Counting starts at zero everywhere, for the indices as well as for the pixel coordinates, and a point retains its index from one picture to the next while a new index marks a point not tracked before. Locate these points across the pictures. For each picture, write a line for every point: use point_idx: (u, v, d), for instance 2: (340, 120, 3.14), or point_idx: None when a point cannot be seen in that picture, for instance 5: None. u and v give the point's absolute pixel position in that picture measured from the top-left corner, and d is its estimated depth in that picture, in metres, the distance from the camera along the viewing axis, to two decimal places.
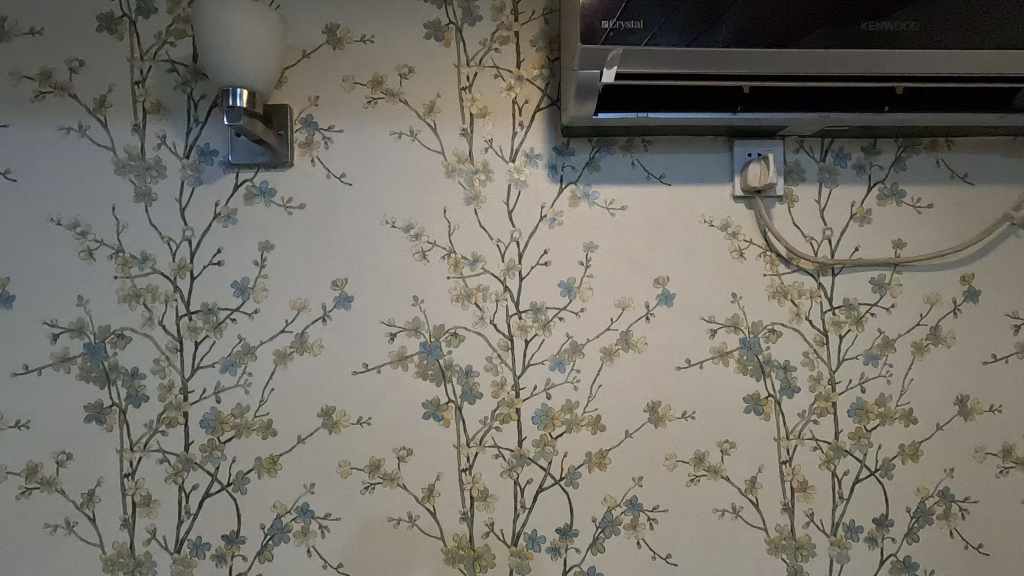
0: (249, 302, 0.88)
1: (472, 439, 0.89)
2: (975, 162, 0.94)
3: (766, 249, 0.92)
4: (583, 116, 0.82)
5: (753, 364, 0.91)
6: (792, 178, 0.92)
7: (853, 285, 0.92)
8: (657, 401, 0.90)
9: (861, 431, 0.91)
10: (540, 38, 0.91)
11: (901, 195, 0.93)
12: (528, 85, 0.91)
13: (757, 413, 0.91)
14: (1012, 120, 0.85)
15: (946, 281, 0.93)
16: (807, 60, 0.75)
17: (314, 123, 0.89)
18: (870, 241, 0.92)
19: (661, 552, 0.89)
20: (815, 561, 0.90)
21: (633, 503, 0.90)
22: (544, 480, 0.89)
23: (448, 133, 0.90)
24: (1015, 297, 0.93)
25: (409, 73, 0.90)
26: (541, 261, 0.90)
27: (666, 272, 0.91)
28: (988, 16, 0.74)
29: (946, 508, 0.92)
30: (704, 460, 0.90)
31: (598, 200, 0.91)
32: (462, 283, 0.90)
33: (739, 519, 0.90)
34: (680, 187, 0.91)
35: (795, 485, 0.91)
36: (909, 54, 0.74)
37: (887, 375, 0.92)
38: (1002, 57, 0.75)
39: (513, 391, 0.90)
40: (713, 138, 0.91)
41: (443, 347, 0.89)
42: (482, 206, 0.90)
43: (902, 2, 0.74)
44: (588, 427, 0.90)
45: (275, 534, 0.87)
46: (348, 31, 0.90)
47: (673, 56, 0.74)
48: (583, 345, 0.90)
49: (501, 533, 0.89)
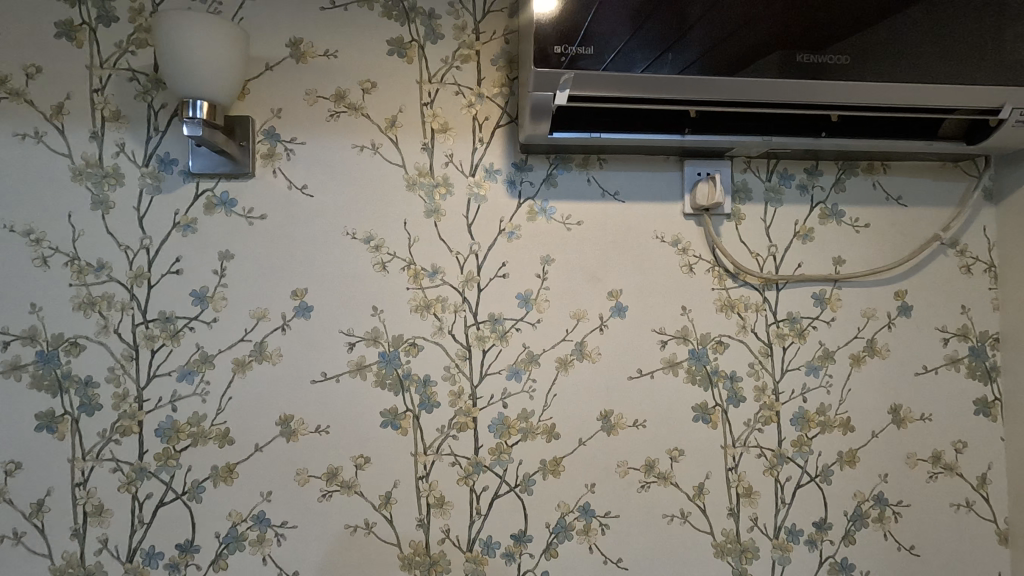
0: (208, 310, 0.89)
1: (429, 447, 0.91)
2: (908, 185, 1.00)
3: (714, 264, 0.96)
4: (538, 135, 0.85)
5: (701, 374, 0.95)
6: (739, 197, 0.97)
7: (796, 299, 0.97)
8: (609, 410, 0.93)
9: (803, 438, 0.96)
10: (500, 58, 0.94)
11: (841, 214, 0.98)
12: (488, 103, 0.94)
13: (704, 421, 0.95)
14: (938, 147, 0.91)
15: (881, 296, 0.98)
16: (747, 88, 0.80)
17: (276, 134, 0.91)
18: (812, 258, 0.97)
19: (612, 556, 0.92)
20: (758, 563, 0.94)
21: (586, 509, 0.92)
22: (499, 487, 0.91)
23: (409, 147, 0.92)
24: (945, 312, 0.99)
25: (372, 88, 0.92)
26: (499, 273, 0.93)
27: (619, 285, 0.94)
28: (914, 51, 0.80)
29: (880, 511, 0.97)
30: (654, 467, 0.93)
31: (554, 215, 0.94)
32: (422, 293, 0.92)
33: (687, 524, 0.94)
34: (634, 204, 0.95)
35: (740, 490, 0.95)
36: (842, 85, 0.80)
37: (827, 385, 0.97)
38: (925, 90, 0.81)
39: (470, 400, 0.92)
40: (666, 158, 0.95)
41: (401, 356, 0.91)
42: (442, 219, 0.93)
43: (834, 37, 0.79)
44: (543, 435, 0.92)
45: (230, 543, 0.87)
46: (311, 45, 0.91)
47: (622, 80, 0.78)
48: (539, 355, 0.93)
49: (457, 540, 0.90)
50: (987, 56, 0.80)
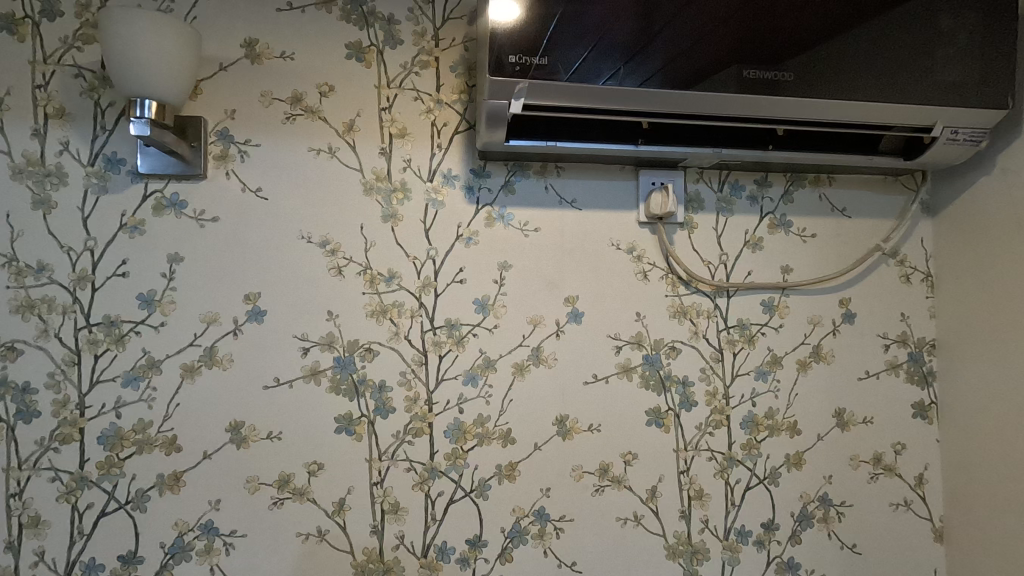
0: (156, 314, 0.87)
1: (384, 453, 0.90)
2: (852, 197, 1.04)
3: (668, 271, 0.98)
4: (495, 142, 0.86)
5: (655, 379, 0.97)
6: (692, 207, 0.99)
7: (746, 306, 1.00)
8: (565, 414, 0.94)
9: (752, 441, 0.99)
10: (459, 65, 0.94)
11: (789, 224, 1.02)
12: (446, 109, 0.94)
13: (657, 425, 0.96)
14: (879, 162, 0.96)
15: (827, 303, 1.02)
16: (696, 101, 0.82)
17: (230, 135, 0.89)
18: (761, 267, 1.01)
19: (567, 560, 0.93)
20: (708, 564, 0.96)
21: (541, 513, 0.93)
22: (454, 493, 0.91)
23: (367, 151, 0.92)
24: (886, 319, 1.03)
25: (329, 92, 0.92)
26: (456, 278, 0.93)
27: (576, 291, 0.96)
28: (853, 70, 0.84)
29: (825, 512, 1.00)
30: (608, 471, 0.95)
31: (512, 221, 0.95)
32: (378, 299, 0.92)
33: (640, 527, 0.95)
34: (591, 212, 0.97)
35: (692, 493, 0.97)
36: (785, 101, 0.83)
37: (775, 390, 1.00)
38: (864, 107, 0.84)
39: (426, 406, 0.92)
40: (622, 167, 0.97)
41: (357, 361, 0.91)
42: (399, 224, 0.93)
43: (779, 54, 0.82)
44: (499, 440, 0.93)
45: (176, 553, 0.85)
46: (267, 46, 0.90)
47: (576, 91, 0.79)
48: (496, 360, 0.93)
49: (412, 546, 0.90)
50: (921, 78, 0.85)
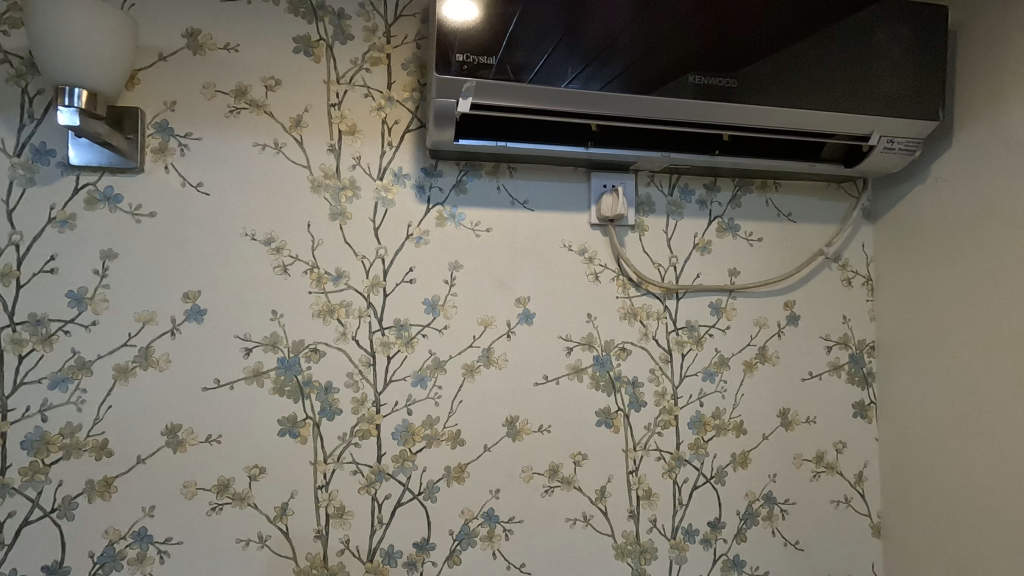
0: (87, 312, 0.83)
1: (330, 456, 0.89)
2: (797, 203, 1.07)
3: (619, 273, 0.99)
4: (444, 141, 0.85)
5: (605, 380, 0.98)
6: (643, 210, 1.01)
7: (695, 308, 1.02)
8: (515, 415, 0.94)
9: (700, 441, 1.00)
10: (411, 62, 0.93)
11: (736, 228, 1.04)
12: (398, 107, 0.93)
13: (607, 425, 0.97)
14: (821, 169, 0.98)
15: (772, 306, 1.04)
16: (643, 105, 0.83)
17: (170, 128, 0.86)
18: (710, 269, 1.02)
19: (516, 561, 0.93)
20: (656, 563, 0.98)
21: (490, 515, 0.92)
22: (401, 496, 0.90)
23: (315, 147, 0.90)
24: (828, 322, 1.07)
25: (276, 86, 0.90)
26: (406, 278, 0.92)
27: (527, 292, 0.96)
28: (795, 79, 0.86)
29: (769, 510, 1.02)
30: (558, 472, 0.95)
31: (463, 221, 0.94)
32: (325, 298, 0.90)
33: (589, 527, 0.96)
34: (542, 213, 0.97)
35: (640, 493, 0.98)
36: (730, 107, 0.85)
37: (722, 390, 1.02)
38: (805, 115, 0.87)
39: (373, 407, 0.90)
40: (574, 169, 0.98)
41: (302, 362, 0.89)
42: (348, 222, 0.91)
43: (722, 62, 0.84)
44: (448, 442, 0.92)
45: (106, 563, 0.81)
46: (210, 37, 0.88)
47: (524, 92, 0.79)
48: (445, 361, 0.93)
49: (357, 550, 0.88)
50: (859, 88, 0.88)
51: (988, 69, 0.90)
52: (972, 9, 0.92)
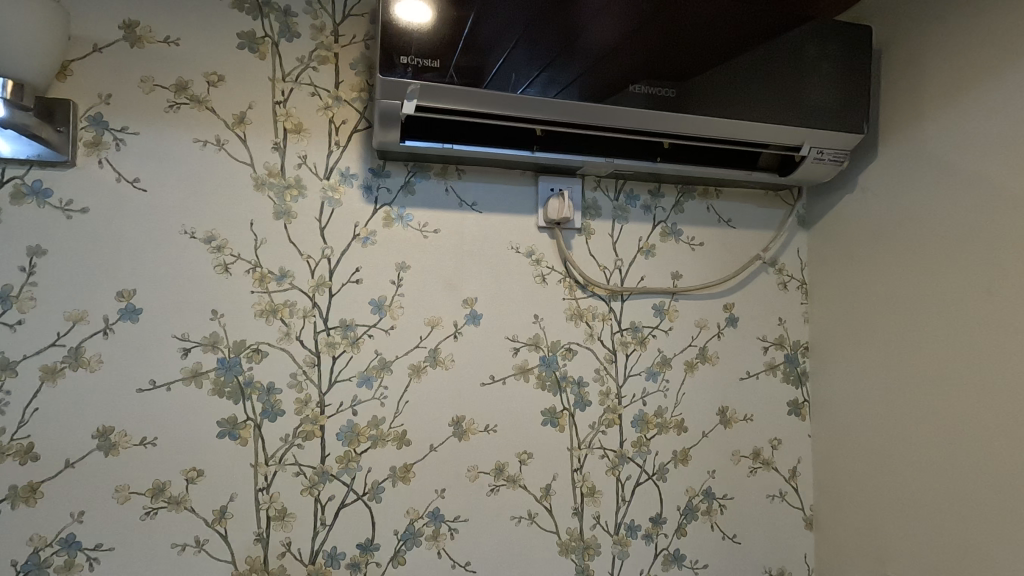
0: (12, 311, 0.80)
1: (271, 457, 0.87)
2: (737, 209, 1.11)
3: (565, 275, 1.01)
4: (390, 142, 0.86)
5: (551, 380, 0.99)
6: (589, 213, 1.03)
7: (639, 310, 1.05)
8: (461, 415, 0.95)
9: (642, 439, 1.03)
10: (359, 63, 0.93)
11: (679, 233, 1.08)
12: (345, 106, 0.93)
13: (553, 425, 0.99)
14: (758, 177, 1.03)
15: (712, 308, 1.08)
16: (585, 112, 0.85)
17: (104, 122, 0.84)
18: (653, 272, 1.06)
19: (461, 560, 0.94)
20: (599, 559, 1.00)
21: (435, 514, 0.93)
22: (345, 497, 0.90)
23: (259, 145, 0.89)
24: (765, 324, 1.11)
25: (219, 82, 0.88)
26: (352, 278, 0.92)
27: (475, 292, 0.97)
28: (730, 90, 0.90)
29: (708, 505, 1.06)
30: (503, 471, 0.96)
31: (411, 222, 0.95)
32: (268, 298, 0.89)
33: (534, 525, 0.97)
34: (491, 215, 0.98)
35: (585, 490, 1.00)
36: (670, 116, 0.88)
37: (665, 389, 1.05)
38: (740, 126, 0.91)
39: (317, 408, 0.90)
40: (522, 173, 1.00)
41: (243, 363, 0.87)
42: (293, 221, 0.90)
43: (661, 73, 0.87)
44: (393, 442, 0.92)
45: (30, 571, 0.78)
46: (149, 29, 0.86)
47: (468, 95, 0.81)
48: (392, 361, 0.93)
49: (299, 552, 0.88)
50: (790, 102, 0.92)
51: (907, 87, 0.96)
52: (894, 31, 0.99)
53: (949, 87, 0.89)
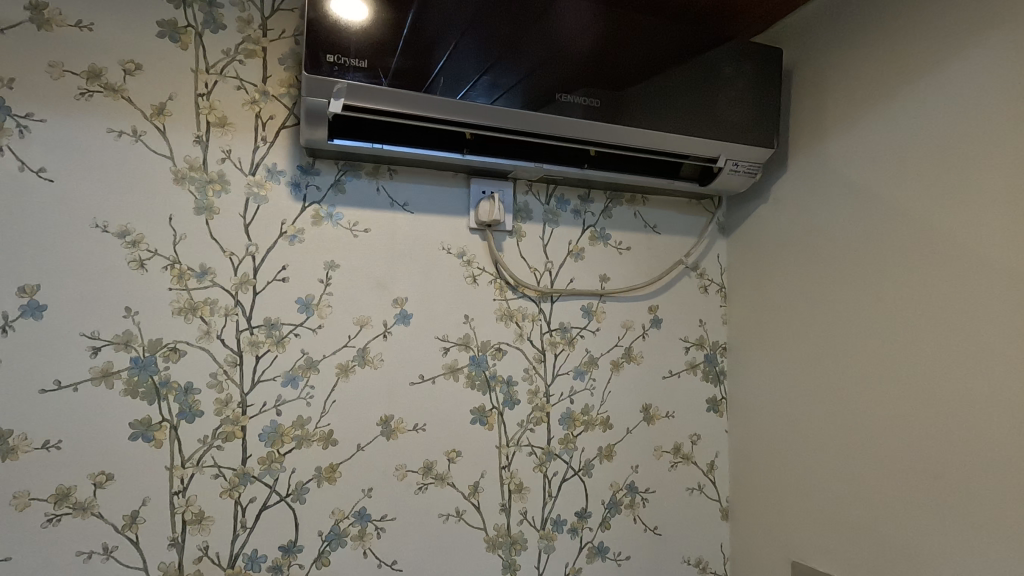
0: None
1: (188, 460, 0.85)
2: (663, 216, 1.17)
3: (496, 276, 1.03)
4: (317, 140, 0.85)
5: (480, 379, 1.01)
6: (521, 216, 1.06)
7: (568, 311, 1.08)
8: (390, 414, 0.95)
9: (569, 436, 1.07)
10: (288, 58, 0.92)
11: (607, 237, 1.12)
12: (273, 102, 0.91)
13: (481, 423, 1.01)
14: (680, 186, 1.08)
15: (638, 309, 1.13)
16: (514, 117, 0.88)
17: (6, 107, 0.79)
18: (582, 274, 1.09)
19: (387, 559, 0.94)
20: (526, 554, 1.02)
21: (361, 514, 0.93)
22: (268, 498, 0.88)
23: (179, 138, 0.87)
24: (687, 325, 1.17)
25: (136, 70, 0.85)
26: (278, 276, 0.91)
27: (405, 293, 0.97)
28: (652, 103, 0.94)
29: (632, 498, 1.11)
30: (431, 469, 0.97)
31: (341, 221, 0.94)
32: (187, 295, 0.86)
33: (462, 522, 0.98)
34: (422, 216, 0.99)
35: (512, 487, 1.02)
36: (593, 125, 0.91)
37: (591, 388, 1.09)
38: (661, 136, 0.95)
39: (239, 408, 0.88)
40: (454, 174, 1.01)
41: (159, 362, 0.84)
42: (216, 217, 0.88)
43: (587, 83, 0.91)
44: (319, 442, 0.91)
45: None
46: (59, 13, 0.82)
47: (396, 96, 0.82)
48: (318, 361, 0.92)
49: (217, 557, 0.85)
50: (708, 116, 0.98)
51: (813, 107, 1.04)
52: (802, 55, 1.07)
53: (848, 109, 0.97)
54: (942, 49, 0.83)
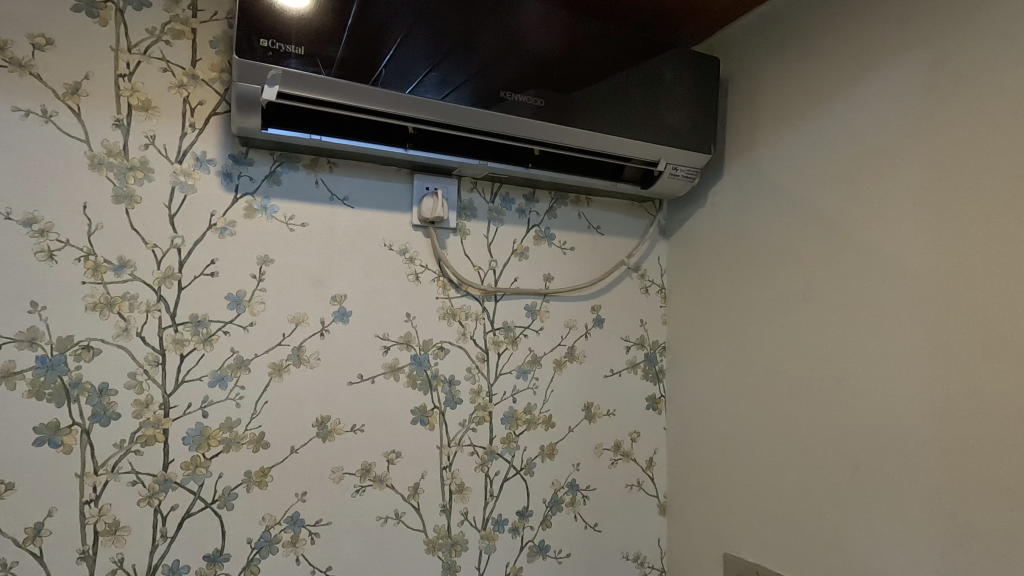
0: None
1: (102, 466, 0.79)
2: (606, 217, 1.19)
3: (439, 274, 1.02)
4: (250, 129, 0.81)
5: (422, 378, 0.99)
6: (465, 214, 1.05)
7: (512, 310, 1.08)
8: (326, 415, 0.92)
9: (511, 435, 1.06)
10: (220, 41, 0.88)
11: (551, 237, 1.13)
12: (203, 86, 0.86)
13: (422, 423, 0.99)
14: (623, 188, 1.11)
15: (581, 309, 1.15)
16: (457, 113, 0.87)
17: None
18: (526, 273, 1.10)
19: (321, 565, 0.90)
20: (466, 555, 1.01)
21: (295, 519, 0.89)
22: (192, 505, 0.83)
23: (96, 120, 0.81)
24: (628, 324, 1.20)
25: (48, 45, 0.79)
26: (206, 270, 0.86)
27: (344, 290, 0.94)
28: (595, 105, 0.96)
29: (573, 496, 1.12)
30: (370, 471, 0.95)
31: (276, 214, 0.90)
32: (103, 289, 0.80)
33: (401, 524, 0.96)
34: (363, 211, 0.96)
35: (453, 487, 1.01)
36: (537, 125, 0.91)
37: (534, 387, 1.09)
38: (604, 138, 0.97)
39: (160, 410, 0.83)
40: (397, 170, 0.99)
41: (69, 361, 0.78)
42: (137, 206, 0.82)
43: (532, 82, 0.91)
44: (249, 445, 0.87)
45: None
46: None
47: (334, 86, 0.79)
48: (250, 360, 0.88)
49: (133, 569, 0.80)
50: (649, 120, 1.00)
51: (748, 116, 1.08)
52: (738, 65, 1.11)
53: (780, 119, 1.02)
54: (863, 66, 0.89)
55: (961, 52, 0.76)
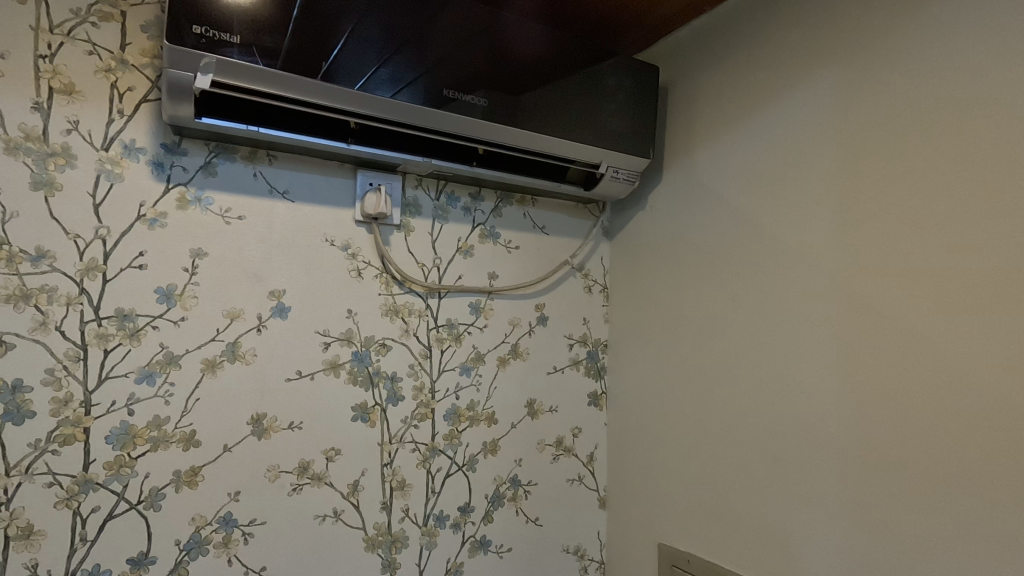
0: None
1: (14, 468, 0.75)
2: (551, 218, 1.21)
3: (382, 271, 1.01)
4: (183, 117, 0.79)
5: (363, 375, 0.99)
6: (409, 211, 1.05)
7: (456, 307, 1.09)
8: (262, 413, 0.90)
9: (454, 432, 1.07)
10: (152, 26, 0.85)
11: (496, 236, 1.14)
12: (132, 72, 0.83)
13: (363, 420, 0.98)
14: (566, 189, 1.13)
15: (525, 307, 1.17)
16: (400, 110, 0.87)
17: None
18: (471, 271, 1.11)
19: (254, 566, 0.89)
20: (407, 552, 1.01)
21: (227, 520, 0.87)
22: (114, 507, 0.80)
23: (12, 102, 0.76)
24: (571, 323, 1.22)
25: None
26: (134, 263, 0.83)
27: (283, 285, 0.93)
28: (539, 107, 0.98)
29: (514, 491, 1.14)
30: (308, 469, 0.93)
31: (211, 206, 0.88)
32: (18, 281, 0.76)
33: (339, 523, 0.95)
34: (303, 206, 0.95)
35: (394, 484, 1.01)
36: (481, 124, 0.93)
37: (478, 383, 1.10)
38: (546, 140, 0.99)
39: (81, 408, 0.79)
40: (340, 165, 0.98)
41: None
42: (57, 194, 0.79)
43: (476, 81, 0.92)
44: (179, 443, 0.84)
45: None
46: None
47: (272, 77, 0.78)
48: (180, 356, 0.85)
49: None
50: (591, 124, 1.03)
51: (685, 123, 1.13)
52: (677, 74, 1.16)
53: (714, 127, 1.07)
54: (789, 80, 0.94)
55: (874, 71, 0.82)
